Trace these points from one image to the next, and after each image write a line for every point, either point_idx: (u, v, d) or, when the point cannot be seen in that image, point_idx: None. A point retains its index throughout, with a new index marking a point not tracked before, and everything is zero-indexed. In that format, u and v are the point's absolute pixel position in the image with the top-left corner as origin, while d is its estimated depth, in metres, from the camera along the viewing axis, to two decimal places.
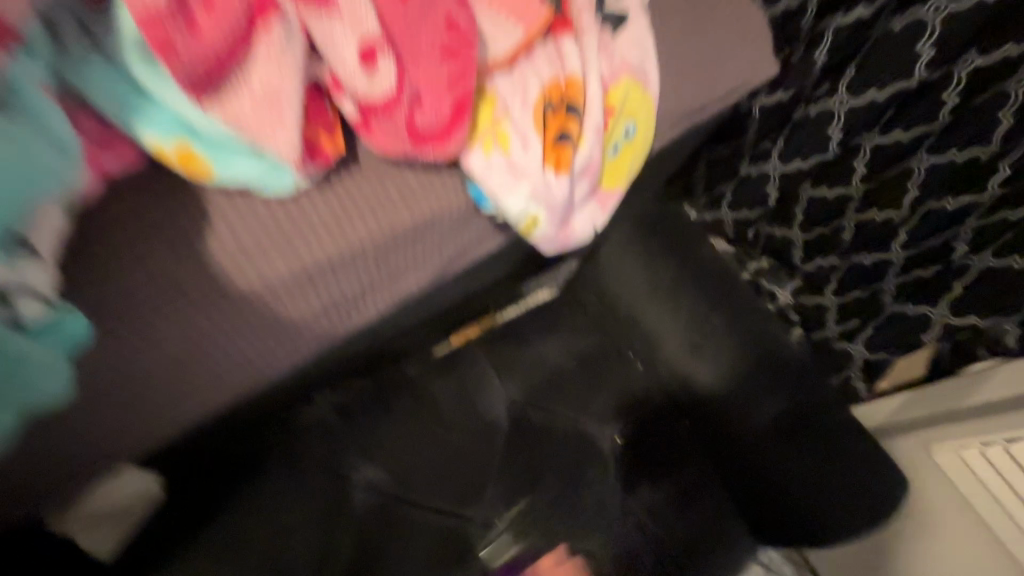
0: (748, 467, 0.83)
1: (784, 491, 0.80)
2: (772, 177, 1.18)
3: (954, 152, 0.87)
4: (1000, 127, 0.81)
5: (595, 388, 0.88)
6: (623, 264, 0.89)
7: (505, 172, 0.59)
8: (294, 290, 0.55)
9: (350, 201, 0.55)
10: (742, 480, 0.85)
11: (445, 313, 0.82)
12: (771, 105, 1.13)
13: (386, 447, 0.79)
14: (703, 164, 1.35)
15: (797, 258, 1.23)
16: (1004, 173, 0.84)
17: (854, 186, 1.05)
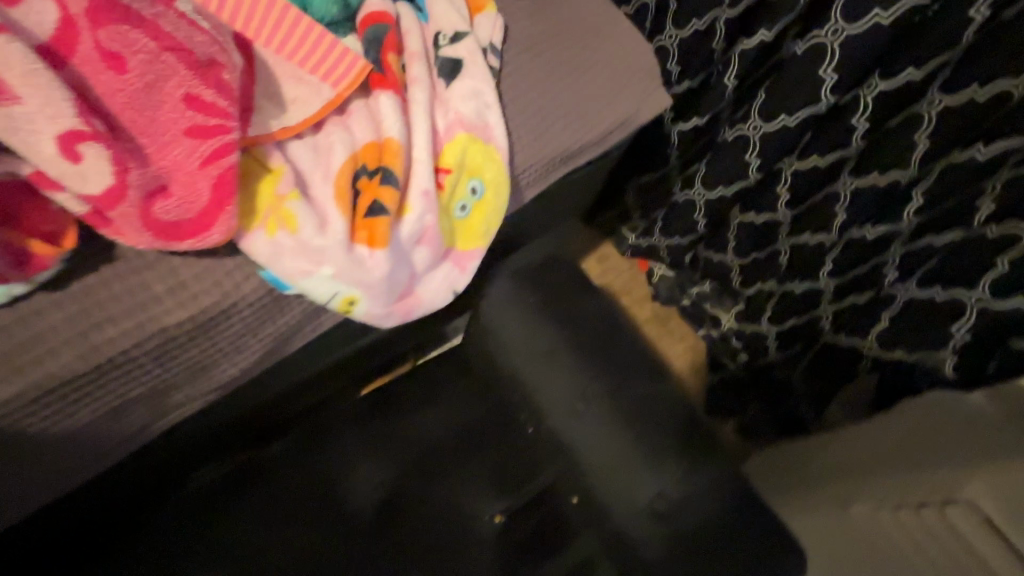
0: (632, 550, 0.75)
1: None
2: (699, 205, 1.11)
3: (876, 175, 0.82)
4: (916, 151, 0.76)
5: (474, 462, 0.80)
6: (503, 321, 0.82)
7: (295, 255, 0.52)
8: (43, 407, 0.48)
9: (105, 301, 0.48)
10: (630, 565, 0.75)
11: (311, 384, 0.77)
12: (690, 130, 1.06)
13: (230, 549, 0.69)
14: (632, 191, 1.26)
15: (737, 283, 1.16)
16: (918, 202, 0.80)
17: (781, 212, 0.98)
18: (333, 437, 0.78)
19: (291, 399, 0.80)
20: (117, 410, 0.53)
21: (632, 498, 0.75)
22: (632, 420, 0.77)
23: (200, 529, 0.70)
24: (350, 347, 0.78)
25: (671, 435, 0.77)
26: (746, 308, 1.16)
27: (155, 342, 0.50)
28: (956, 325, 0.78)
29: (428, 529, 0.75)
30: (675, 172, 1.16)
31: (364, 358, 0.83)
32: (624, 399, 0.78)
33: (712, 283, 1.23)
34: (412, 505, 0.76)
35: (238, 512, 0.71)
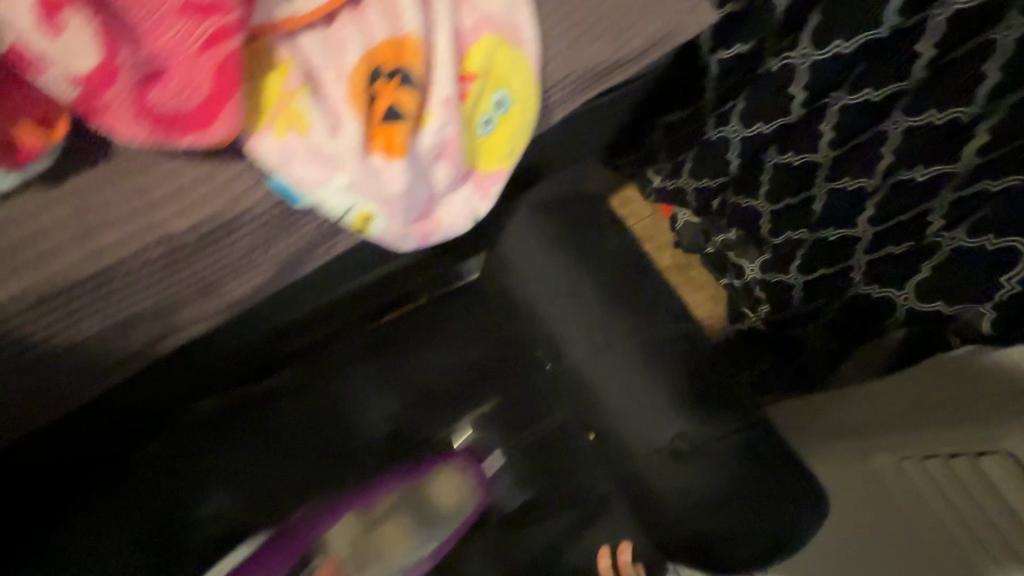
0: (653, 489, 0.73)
1: (679, 521, 0.72)
2: (733, 143, 1.02)
3: (933, 112, 0.71)
4: (987, 81, 0.65)
5: (485, 398, 0.78)
6: (524, 254, 0.78)
7: (305, 160, 0.48)
8: (44, 316, 0.46)
9: (100, 206, 0.45)
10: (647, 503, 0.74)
11: (315, 311, 0.73)
12: (730, 60, 0.96)
13: (243, 473, 0.69)
14: (660, 131, 1.16)
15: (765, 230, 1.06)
16: (982, 141, 0.69)
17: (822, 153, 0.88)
18: (341, 368, 0.75)
19: (301, 333, 0.75)
20: (122, 326, 0.51)
21: (650, 441, 0.73)
22: (655, 356, 0.74)
23: (206, 451, 0.69)
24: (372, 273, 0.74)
25: (692, 379, 0.74)
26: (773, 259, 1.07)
27: (158, 253, 0.47)
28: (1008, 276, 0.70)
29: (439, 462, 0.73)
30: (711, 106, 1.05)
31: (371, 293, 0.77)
32: (645, 344, 0.75)
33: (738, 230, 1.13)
34: (420, 439, 0.75)
35: (247, 440, 0.70)
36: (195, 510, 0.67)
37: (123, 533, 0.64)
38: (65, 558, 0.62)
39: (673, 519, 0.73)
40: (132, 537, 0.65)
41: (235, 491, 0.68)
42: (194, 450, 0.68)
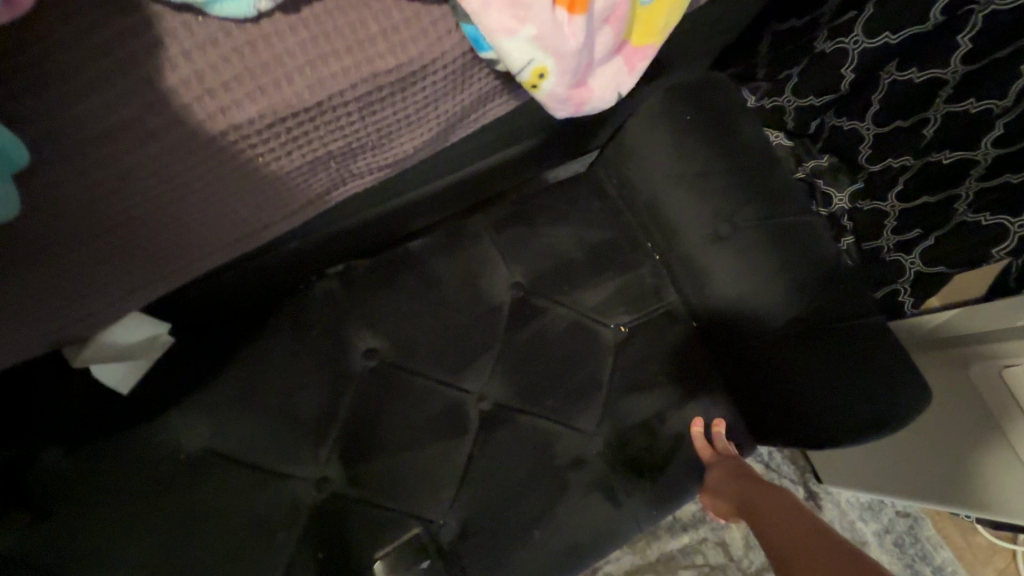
0: (757, 369, 0.78)
1: (790, 410, 0.76)
2: (849, 58, 0.87)
3: (915, 72, 0.80)
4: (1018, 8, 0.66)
5: (604, 279, 0.84)
6: (652, 140, 0.80)
7: (504, 6, 0.50)
8: (266, 136, 0.50)
9: (323, 36, 0.48)
10: (747, 384, 0.80)
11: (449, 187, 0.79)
12: None
13: (389, 316, 0.76)
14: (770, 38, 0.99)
15: (864, 156, 0.92)
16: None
17: (952, 67, 0.76)
18: (472, 237, 0.82)
19: (424, 215, 0.81)
20: (313, 162, 0.56)
21: (763, 322, 0.77)
22: (775, 247, 0.77)
23: (354, 298, 0.76)
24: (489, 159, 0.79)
25: (800, 265, 0.77)
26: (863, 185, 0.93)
27: (367, 87, 0.52)
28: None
29: (558, 330, 0.80)
30: (827, 18, 0.90)
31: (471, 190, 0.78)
32: (762, 233, 0.77)
33: (830, 157, 0.96)
34: (541, 308, 0.81)
35: (392, 291, 0.77)
36: (351, 347, 0.75)
37: (294, 362, 0.72)
38: (247, 380, 0.71)
39: (757, 387, 0.79)
40: (301, 369, 0.73)
41: (382, 330, 0.76)
42: (348, 294, 0.76)
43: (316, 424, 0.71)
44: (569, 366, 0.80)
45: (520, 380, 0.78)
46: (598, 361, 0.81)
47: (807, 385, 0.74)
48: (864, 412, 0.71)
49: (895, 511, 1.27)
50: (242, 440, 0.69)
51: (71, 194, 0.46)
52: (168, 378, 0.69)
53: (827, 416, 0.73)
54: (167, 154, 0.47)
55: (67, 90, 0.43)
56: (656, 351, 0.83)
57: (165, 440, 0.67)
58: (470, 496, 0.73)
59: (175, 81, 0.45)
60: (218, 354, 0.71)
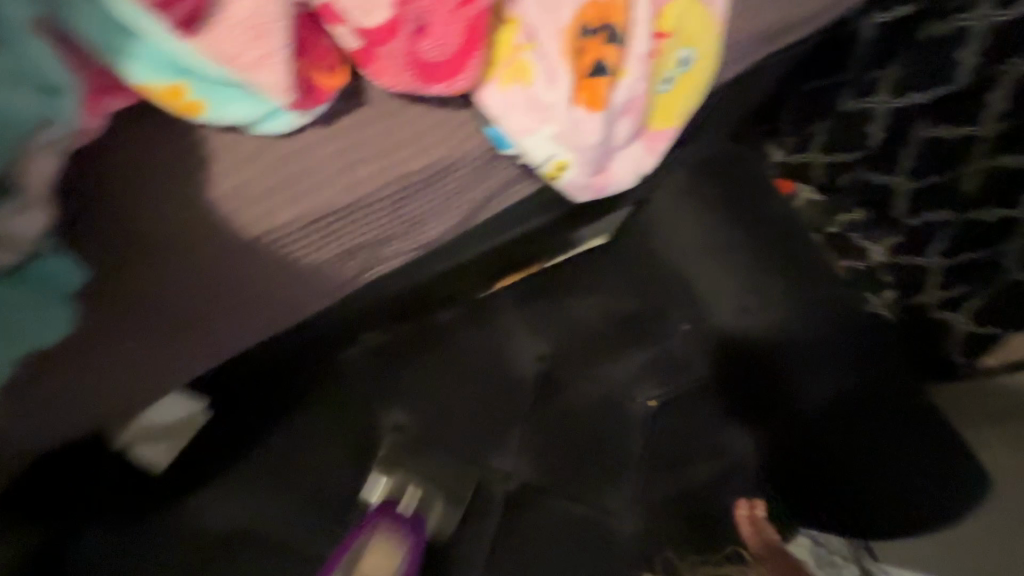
0: (795, 449, 0.75)
1: (831, 493, 0.72)
2: (877, 116, 0.89)
3: (945, 130, 0.80)
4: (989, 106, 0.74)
5: (633, 352, 0.83)
6: (676, 212, 0.83)
7: (526, 110, 0.53)
8: (301, 235, 0.53)
9: (354, 143, 0.51)
10: (785, 464, 0.77)
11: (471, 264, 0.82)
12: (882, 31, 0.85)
13: (419, 391, 0.78)
14: (794, 100, 1.00)
15: (900, 211, 0.91)
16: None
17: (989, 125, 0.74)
18: (498, 310, 0.83)
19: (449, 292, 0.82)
20: (345, 254, 0.59)
21: (801, 397, 0.74)
22: (813, 323, 0.75)
23: (383, 374, 0.78)
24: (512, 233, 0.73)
25: (844, 341, 0.74)
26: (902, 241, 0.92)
27: (396, 187, 0.54)
28: None
29: (584, 405, 0.80)
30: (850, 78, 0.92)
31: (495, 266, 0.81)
32: (798, 311, 0.76)
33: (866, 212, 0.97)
34: (568, 382, 0.80)
35: (420, 368, 0.79)
36: (379, 423, 0.76)
37: (325, 438, 0.74)
38: (279, 458, 0.72)
39: (803, 473, 0.75)
40: (331, 445, 0.74)
41: (411, 407, 0.77)
42: (379, 372, 0.78)
43: (345, 504, 0.72)
44: (596, 441, 0.78)
45: (547, 456, 0.77)
46: (625, 438, 0.79)
47: (863, 468, 0.70)
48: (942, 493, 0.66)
49: None
50: (275, 522, 0.70)
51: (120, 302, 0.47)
52: (203, 458, 0.71)
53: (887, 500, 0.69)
54: (209, 258, 0.49)
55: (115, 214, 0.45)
56: (688, 425, 0.81)
57: (200, 519, 0.69)
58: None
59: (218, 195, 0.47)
60: (251, 433, 0.73)
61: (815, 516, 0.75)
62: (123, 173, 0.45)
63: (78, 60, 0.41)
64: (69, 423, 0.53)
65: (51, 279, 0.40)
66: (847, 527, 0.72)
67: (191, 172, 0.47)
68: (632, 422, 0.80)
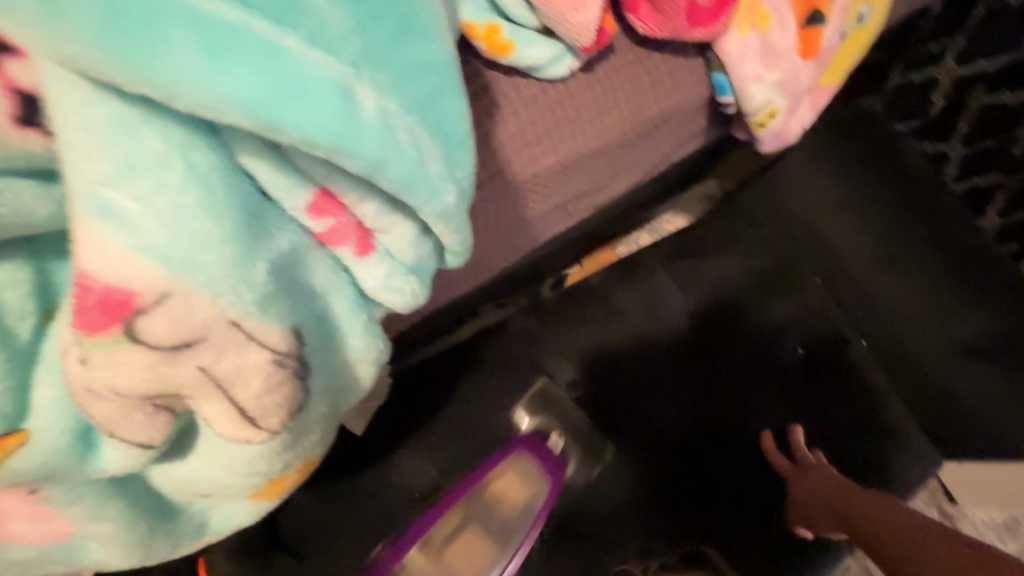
0: (944, 387, 0.83)
1: (984, 420, 0.81)
2: (940, 83, 1.05)
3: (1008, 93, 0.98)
4: None
5: (775, 303, 0.86)
6: (808, 169, 0.88)
7: (758, 56, 0.55)
8: (551, 180, 0.55)
9: (608, 89, 0.53)
10: (935, 403, 0.83)
11: (614, 223, 0.85)
12: None
13: (586, 347, 0.79)
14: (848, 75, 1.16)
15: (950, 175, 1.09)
16: None
17: None
18: (646, 268, 0.85)
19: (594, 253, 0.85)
20: (562, 203, 0.61)
21: (947, 334, 0.81)
22: (948, 263, 0.83)
23: (545, 332, 0.79)
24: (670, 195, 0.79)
25: (974, 279, 0.82)
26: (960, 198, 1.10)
27: (631, 134, 0.57)
28: None
29: (738, 355, 0.83)
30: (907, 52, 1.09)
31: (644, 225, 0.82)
32: (941, 256, 0.83)
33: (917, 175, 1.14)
34: (720, 334, 0.84)
35: (582, 324, 0.80)
36: (551, 377, 0.77)
37: (503, 395, 0.75)
38: (466, 414, 0.74)
39: (943, 402, 0.83)
40: (509, 403, 0.75)
41: (580, 361, 0.78)
42: (543, 331, 0.78)
43: (535, 456, 0.73)
44: (751, 387, 0.82)
45: (707, 405, 0.81)
46: (776, 380, 0.83)
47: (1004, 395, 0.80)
48: None
49: None
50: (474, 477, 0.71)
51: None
52: (390, 423, 0.71)
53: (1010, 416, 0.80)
54: (482, 204, 0.51)
55: None
56: (830, 371, 0.84)
57: (401, 478, 0.71)
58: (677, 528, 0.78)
59: (501, 138, 0.49)
60: (431, 395, 0.73)
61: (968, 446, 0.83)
62: None
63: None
64: None
65: None
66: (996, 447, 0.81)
67: (478, 120, 0.48)
68: (782, 368, 0.84)
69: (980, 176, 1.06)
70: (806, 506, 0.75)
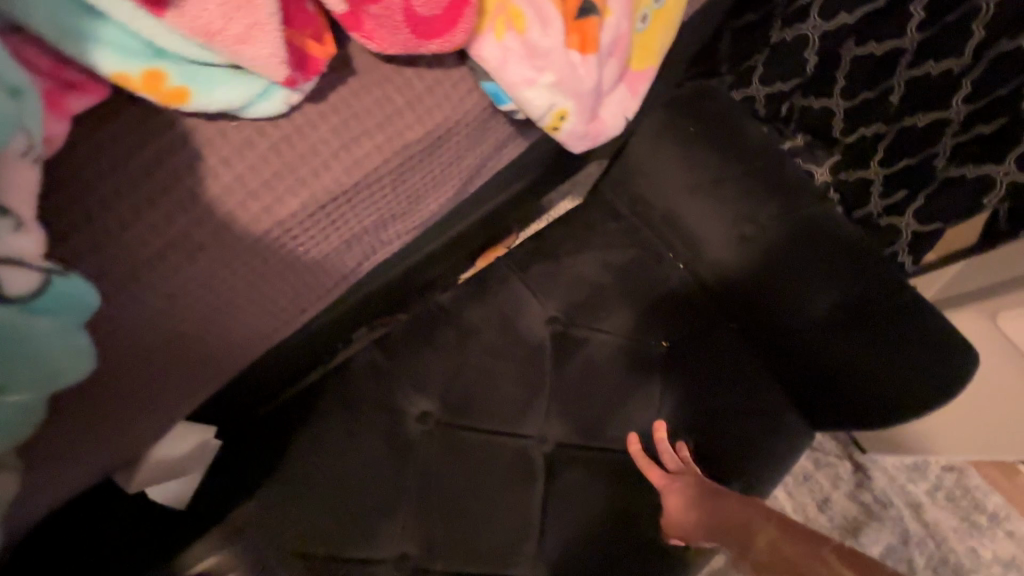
0: (812, 365, 0.79)
1: (854, 398, 0.77)
2: (810, 40, 0.91)
3: (874, 45, 0.85)
4: (912, 20, 0.80)
5: (634, 297, 0.83)
6: (657, 152, 0.80)
7: (522, 59, 0.51)
8: (307, 223, 0.49)
9: (351, 116, 0.48)
10: (804, 379, 0.81)
11: (462, 237, 0.83)
12: None
13: (437, 376, 0.74)
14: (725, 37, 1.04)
15: (836, 132, 0.92)
16: (980, 37, 0.74)
17: (907, 37, 0.81)
18: (498, 279, 0.81)
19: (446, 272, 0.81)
20: (350, 239, 0.56)
21: (801, 311, 0.77)
22: (803, 237, 0.75)
23: (389, 364, 0.74)
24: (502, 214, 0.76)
25: (835, 251, 0.74)
26: (843, 160, 0.91)
27: (398, 159, 0.52)
28: (989, 198, 0.77)
29: (604, 358, 0.80)
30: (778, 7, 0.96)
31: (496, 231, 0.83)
32: (789, 229, 0.76)
33: (805, 135, 0.96)
34: (581, 339, 0.80)
35: (431, 350, 0.75)
36: (401, 411, 0.72)
37: (347, 441, 0.69)
38: (302, 470, 0.67)
39: (817, 382, 0.80)
40: (358, 448, 0.70)
41: (430, 392, 0.74)
42: (388, 365, 0.73)
43: (384, 502, 0.68)
44: (619, 388, 0.79)
45: (574, 418, 0.77)
46: (645, 378, 0.80)
47: (875, 372, 0.74)
48: (938, 387, 0.71)
49: (942, 468, 1.34)
50: (310, 534, 0.65)
51: (129, 327, 0.44)
52: (216, 494, 0.65)
53: (886, 390, 0.74)
54: (217, 264, 0.46)
55: (110, 220, 0.41)
56: (698, 364, 0.82)
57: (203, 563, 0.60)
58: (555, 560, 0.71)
59: (217, 189, 0.44)
60: (269, 449, 0.68)
61: (836, 422, 0.81)
62: (105, 184, 0.41)
63: (34, 61, 0.36)
64: (98, 456, 0.51)
65: (73, 302, 0.37)
66: (872, 421, 0.77)
67: (179, 174, 0.42)
68: (647, 361, 0.81)
69: (864, 129, 0.88)
70: (670, 512, 0.73)
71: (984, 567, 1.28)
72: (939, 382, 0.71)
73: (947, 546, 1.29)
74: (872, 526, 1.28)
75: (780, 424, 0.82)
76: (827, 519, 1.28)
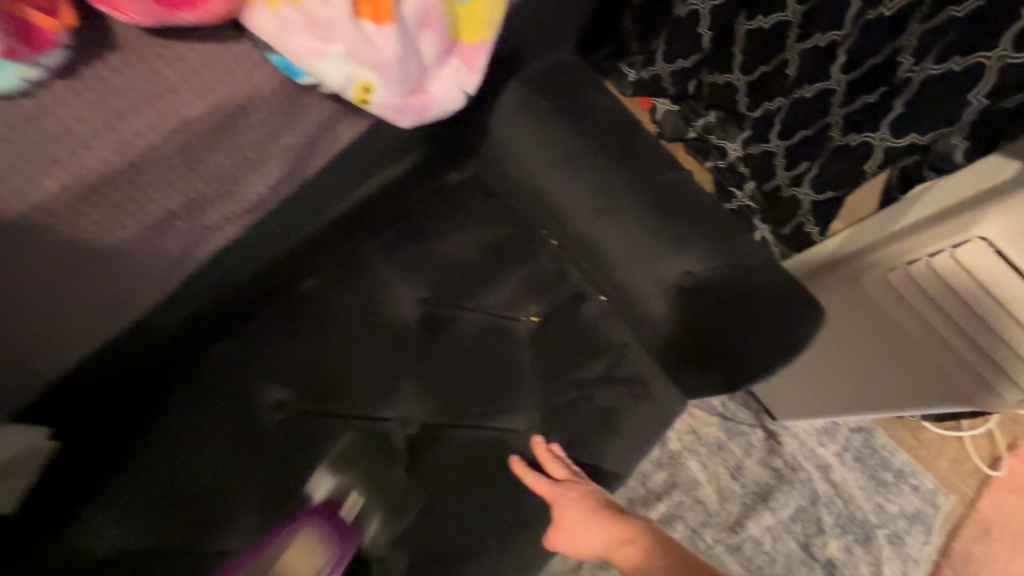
0: (681, 338, 0.79)
1: (709, 372, 0.78)
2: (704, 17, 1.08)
3: (764, 20, 1.02)
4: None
5: (504, 276, 0.83)
6: (518, 126, 0.78)
7: (304, 31, 0.49)
8: (79, 206, 0.47)
9: (113, 92, 0.46)
10: (673, 356, 0.81)
11: (342, 227, 0.77)
12: None
13: (294, 364, 0.73)
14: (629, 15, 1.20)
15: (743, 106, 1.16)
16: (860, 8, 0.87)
17: (791, 11, 0.98)
18: (363, 264, 0.79)
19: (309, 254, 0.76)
20: (154, 224, 0.55)
21: (656, 279, 0.77)
22: (653, 207, 0.78)
23: (246, 356, 0.73)
24: (353, 197, 0.75)
25: (684, 218, 0.78)
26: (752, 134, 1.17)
27: (181, 138, 0.50)
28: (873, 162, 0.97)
29: (470, 337, 0.80)
30: None
31: (366, 213, 0.79)
32: (641, 198, 0.78)
33: (715, 113, 1.24)
34: (449, 319, 0.80)
35: (288, 337, 0.74)
36: (257, 403, 0.71)
37: (196, 433, 0.68)
38: (146, 467, 0.66)
39: (698, 364, 0.78)
40: (210, 441, 0.69)
41: (288, 381, 0.73)
42: (244, 356, 0.72)
43: (235, 491, 0.68)
44: (489, 367, 0.79)
45: (437, 398, 0.77)
46: (516, 355, 0.81)
47: (738, 339, 0.75)
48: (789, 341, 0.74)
49: (850, 430, 1.38)
50: (153, 531, 0.64)
51: None
52: (53, 496, 0.64)
53: (741, 358, 0.75)
54: None
55: None
56: (568, 338, 0.83)
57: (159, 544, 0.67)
58: (414, 545, 0.70)
59: None
60: (112, 447, 0.67)
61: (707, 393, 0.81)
62: None
63: None
64: None
65: None
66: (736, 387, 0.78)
67: None
68: (517, 337, 0.81)
69: (766, 103, 1.11)
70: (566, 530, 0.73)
71: (890, 523, 1.33)
72: (776, 346, 0.74)
73: (854, 506, 1.33)
74: (782, 490, 1.31)
75: (650, 393, 0.83)
76: (739, 485, 1.31)
